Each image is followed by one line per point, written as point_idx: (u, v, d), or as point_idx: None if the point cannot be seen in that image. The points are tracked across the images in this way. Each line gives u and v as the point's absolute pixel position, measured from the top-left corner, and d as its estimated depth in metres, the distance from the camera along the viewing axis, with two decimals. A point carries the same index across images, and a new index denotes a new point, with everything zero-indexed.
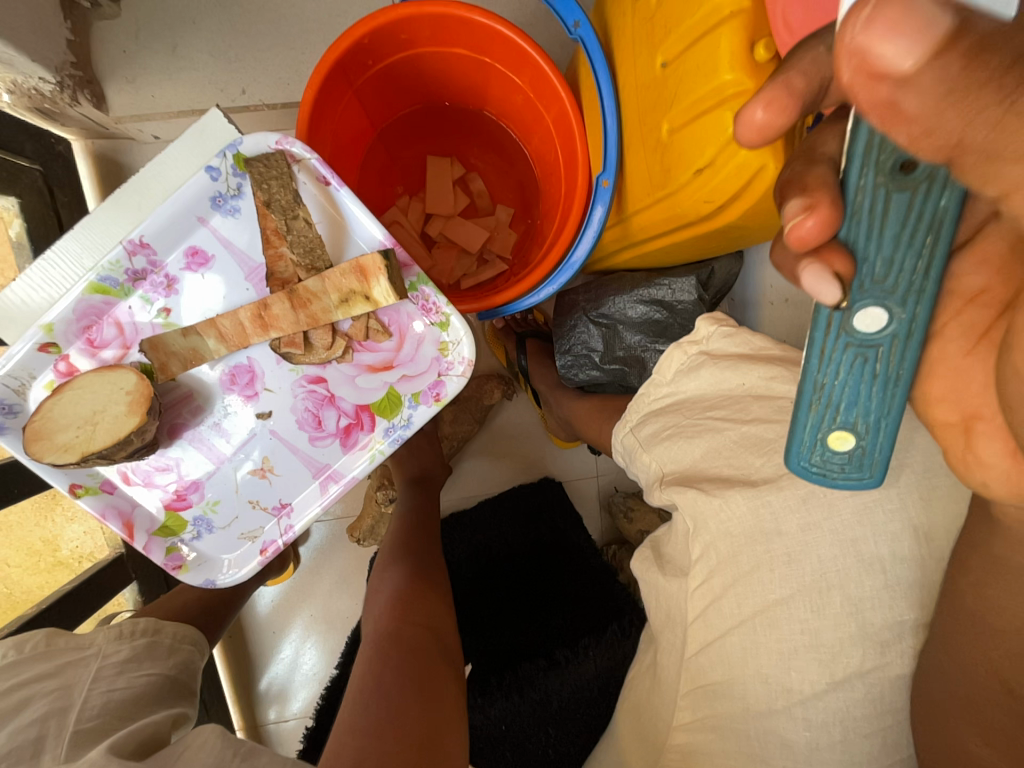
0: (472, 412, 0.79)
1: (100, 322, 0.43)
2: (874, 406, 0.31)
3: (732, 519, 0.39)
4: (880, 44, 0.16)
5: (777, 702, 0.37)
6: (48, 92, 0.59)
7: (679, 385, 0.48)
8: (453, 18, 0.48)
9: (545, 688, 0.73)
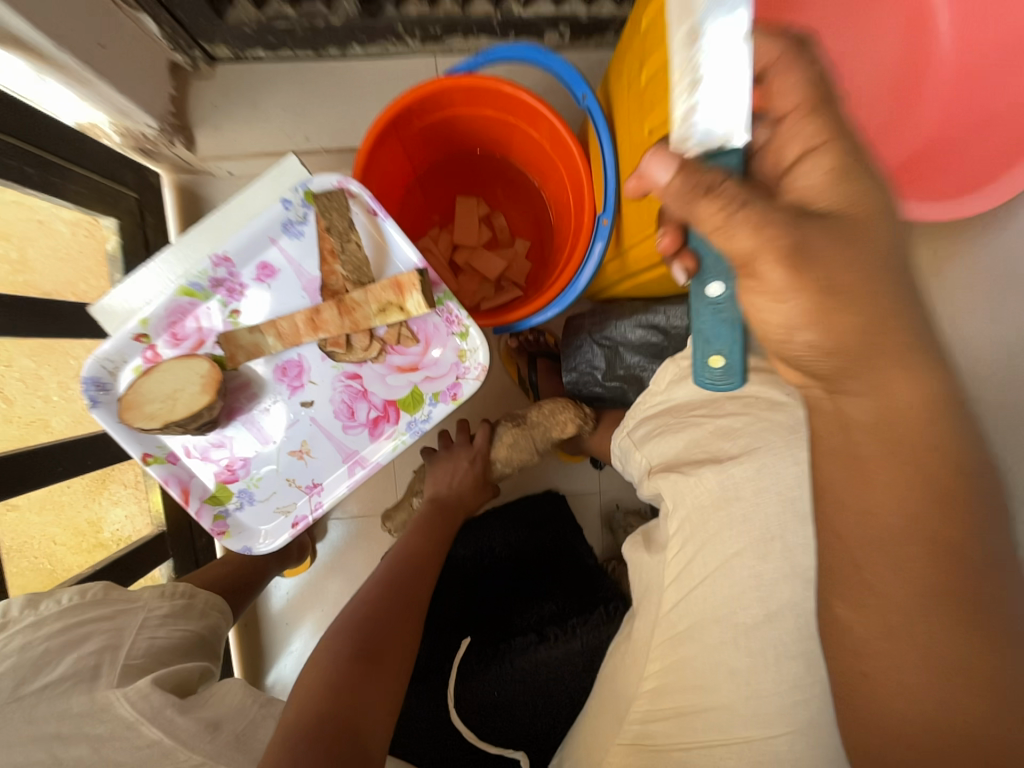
0: (529, 441, 0.74)
1: (186, 320, 0.52)
2: (731, 337, 0.39)
3: (702, 492, 0.44)
4: (656, 169, 0.33)
5: (725, 634, 0.41)
6: (152, 137, 0.73)
7: (671, 393, 0.53)
8: (486, 88, 0.58)
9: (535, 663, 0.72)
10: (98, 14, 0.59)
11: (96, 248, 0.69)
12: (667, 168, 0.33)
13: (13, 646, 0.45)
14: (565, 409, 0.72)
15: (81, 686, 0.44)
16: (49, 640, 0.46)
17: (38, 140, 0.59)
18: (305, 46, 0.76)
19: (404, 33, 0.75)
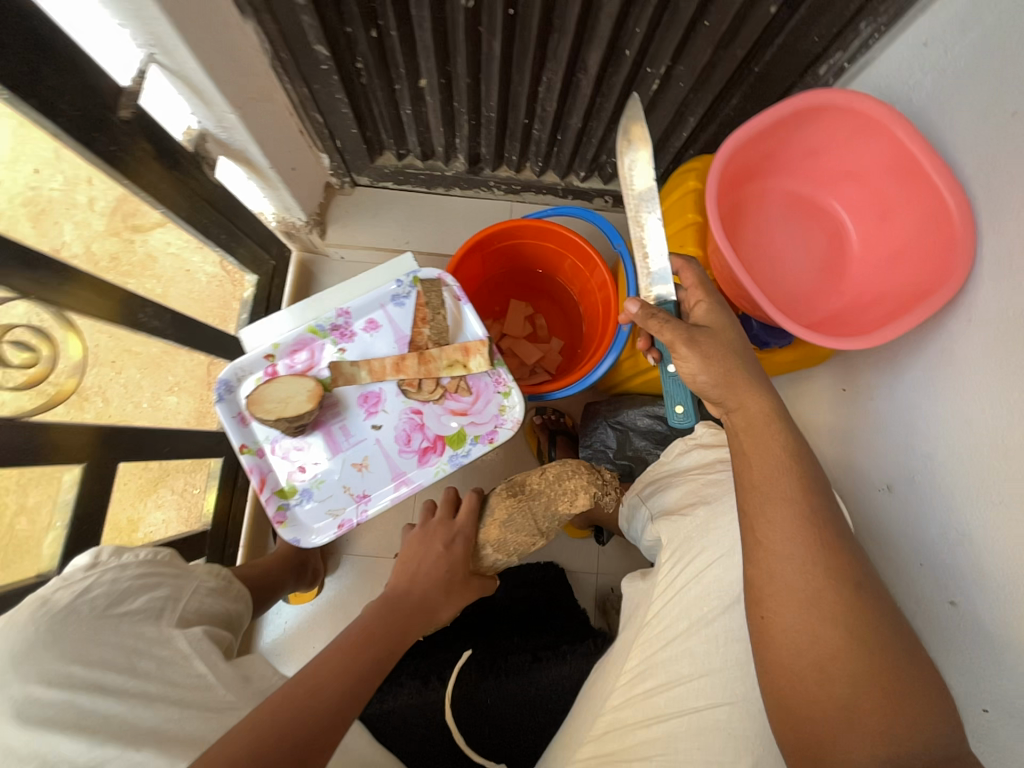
0: (533, 521, 0.67)
1: (305, 349, 0.70)
2: (683, 391, 0.61)
3: (689, 520, 0.56)
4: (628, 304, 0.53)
5: (690, 625, 0.51)
6: (299, 225, 0.99)
7: (677, 462, 0.65)
8: (551, 230, 0.82)
9: (526, 678, 0.70)
10: (298, 149, 0.87)
11: (235, 292, 0.91)
12: (633, 304, 0.52)
13: (102, 578, 0.50)
14: (574, 483, 0.68)
15: (150, 622, 0.49)
16: (132, 579, 0.51)
17: (234, 216, 0.83)
18: (421, 185, 1.05)
19: (493, 186, 1.04)
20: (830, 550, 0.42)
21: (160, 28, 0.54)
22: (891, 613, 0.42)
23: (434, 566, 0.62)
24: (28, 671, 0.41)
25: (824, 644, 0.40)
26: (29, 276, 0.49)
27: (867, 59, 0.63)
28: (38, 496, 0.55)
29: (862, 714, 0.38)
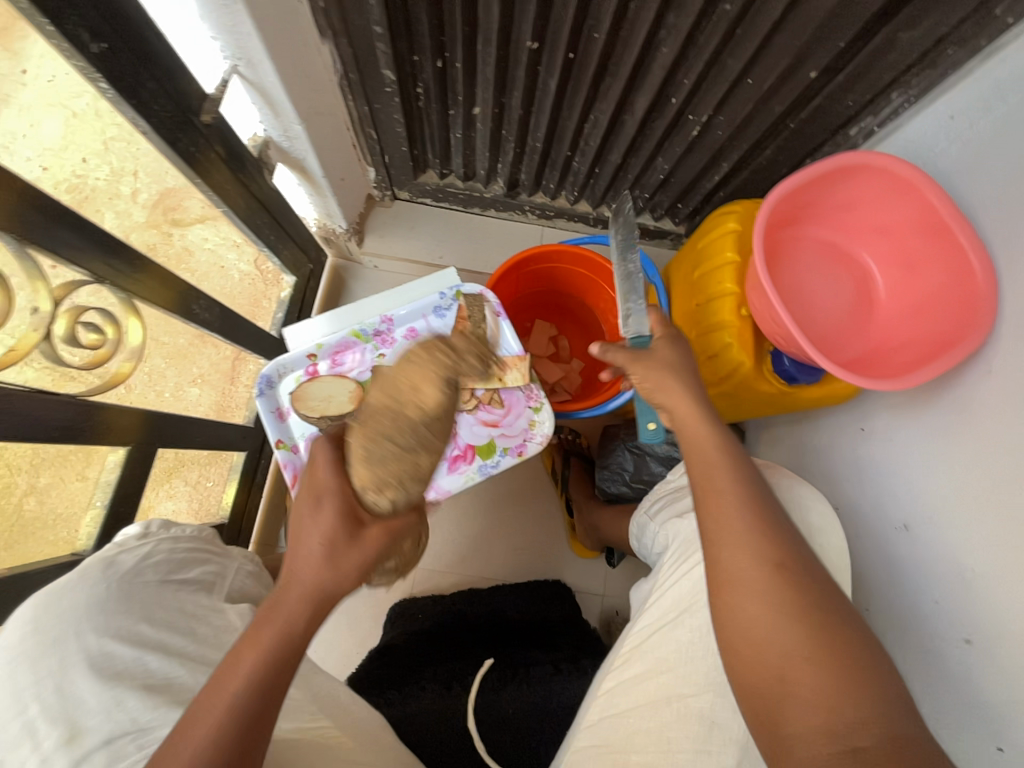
0: (396, 447, 0.54)
1: (347, 353, 0.72)
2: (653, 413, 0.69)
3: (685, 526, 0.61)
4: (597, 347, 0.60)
5: (680, 618, 0.56)
6: (339, 233, 1.03)
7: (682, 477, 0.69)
8: (586, 256, 0.86)
9: (548, 685, 0.69)
10: (349, 161, 0.91)
11: (273, 292, 0.94)
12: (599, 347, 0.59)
13: (158, 546, 0.53)
14: (414, 384, 0.56)
15: (202, 593, 0.53)
16: (186, 550, 0.55)
17: (283, 219, 0.87)
18: (458, 203, 1.10)
19: (528, 210, 1.09)
20: (751, 532, 0.48)
21: (250, 42, 0.58)
22: (825, 590, 0.45)
23: (309, 560, 0.47)
24: (101, 622, 0.44)
25: (761, 623, 0.44)
26: (107, 261, 0.51)
27: (896, 124, 0.68)
28: (49, 478, 0.52)
29: (805, 687, 0.41)
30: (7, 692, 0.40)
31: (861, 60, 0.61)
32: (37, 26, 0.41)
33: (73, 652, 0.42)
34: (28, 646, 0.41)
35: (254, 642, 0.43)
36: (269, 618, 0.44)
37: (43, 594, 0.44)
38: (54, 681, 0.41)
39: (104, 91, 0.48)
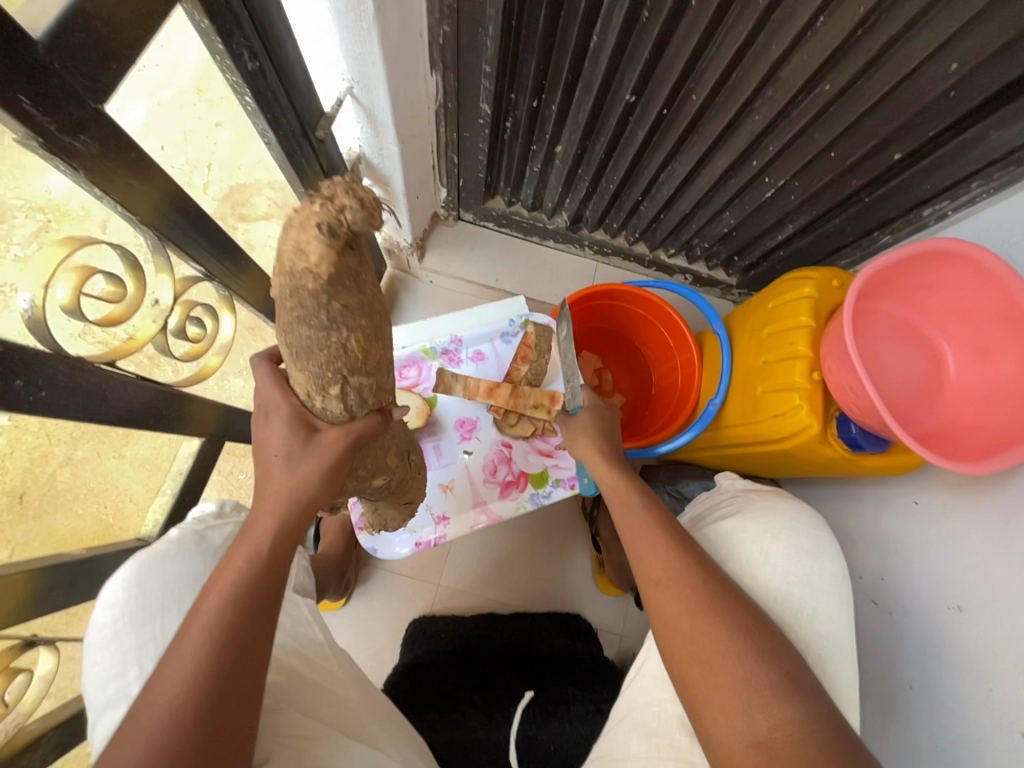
0: (313, 332, 0.36)
1: (415, 368, 0.76)
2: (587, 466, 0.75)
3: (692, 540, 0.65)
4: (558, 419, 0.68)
5: None
6: (403, 246, 1.06)
7: (699, 508, 0.73)
8: (648, 299, 0.87)
9: (591, 724, 0.69)
10: (426, 181, 0.94)
11: None
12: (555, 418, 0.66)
13: (239, 528, 0.55)
14: (296, 244, 0.32)
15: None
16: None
17: None
18: (519, 231, 1.13)
19: (586, 245, 1.12)
20: (642, 553, 0.55)
21: (372, 70, 0.60)
22: (720, 593, 0.50)
23: (280, 480, 0.44)
24: (194, 595, 0.47)
25: (667, 634, 0.50)
26: (219, 260, 0.53)
27: (971, 211, 0.70)
28: (86, 451, 0.47)
29: (711, 685, 0.46)
30: (112, 653, 0.43)
31: (945, 150, 0.64)
32: (209, 45, 0.45)
33: (173, 621, 0.45)
34: (133, 611, 0.44)
35: (224, 572, 0.42)
36: (239, 546, 0.44)
37: (145, 560, 0.47)
38: (155, 646, 0.44)
39: (245, 104, 0.52)
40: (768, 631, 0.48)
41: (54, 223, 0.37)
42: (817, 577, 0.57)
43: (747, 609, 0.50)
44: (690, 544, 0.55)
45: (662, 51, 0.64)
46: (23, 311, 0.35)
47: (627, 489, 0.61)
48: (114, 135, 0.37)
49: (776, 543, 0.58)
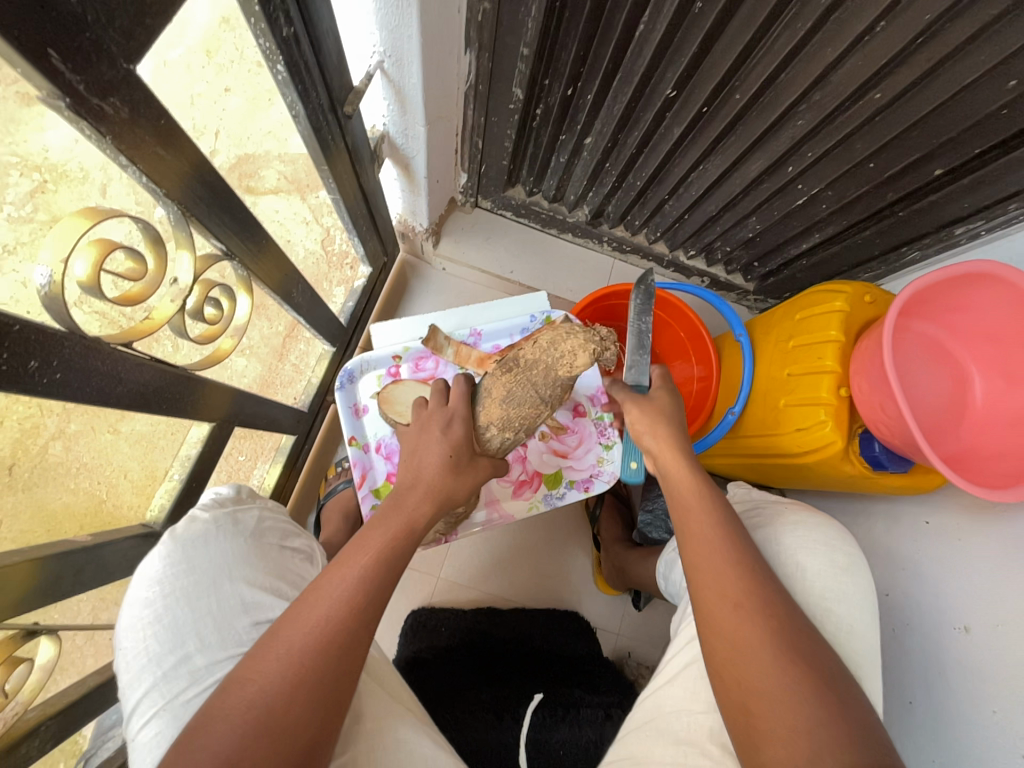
0: (535, 394, 0.58)
1: (430, 362, 0.73)
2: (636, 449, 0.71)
3: None
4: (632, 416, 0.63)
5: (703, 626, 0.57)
6: (417, 230, 1.03)
7: None
8: (670, 302, 0.86)
9: (599, 729, 0.68)
10: (447, 165, 0.91)
11: (349, 278, 0.94)
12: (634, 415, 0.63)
13: (263, 512, 0.56)
14: (571, 348, 0.55)
15: (307, 562, 0.57)
16: (285, 519, 0.59)
17: (375, 213, 0.87)
18: (537, 222, 1.11)
19: (604, 241, 1.10)
20: (718, 569, 0.51)
21: (407, 45, 0.57)
22: (797, 631, 0.48)
23: (426, 493, 0.51)
24: (241, 572, 0.50)
25: (734, 653, 0.47)
26: (239, 238, 0.50)
27: (1005, 233, 0.68)
28: (80, 424, 0.41)
29: (776, 714, 0.44)
30: (167, 628, 0.45)
31: (989, 170, 0.63)
32: (244, 7, 0.42)
33: (225, 597, 0.48)
34: (183, 588, 0.47)
35: (339, 581, 0.44)
36: (351, 556, 0.46)
37: (188, 540, 0.49)
38: (210, 620, 0.46)
39: (277, 74, 0.49)
40: (841, 681, 0.46)
41: (50, 183, 0.32)
42: (853, 593, 0.56)
43: (821, 653, 0.47)
44: (771, 575, 0.52)
45: (711, 46, 0.61)
46: (39, 287, 0.33)
47: (707, 501, 0.56)
48: (144, 99, 0.34)
49: (813, 558, 0.57)
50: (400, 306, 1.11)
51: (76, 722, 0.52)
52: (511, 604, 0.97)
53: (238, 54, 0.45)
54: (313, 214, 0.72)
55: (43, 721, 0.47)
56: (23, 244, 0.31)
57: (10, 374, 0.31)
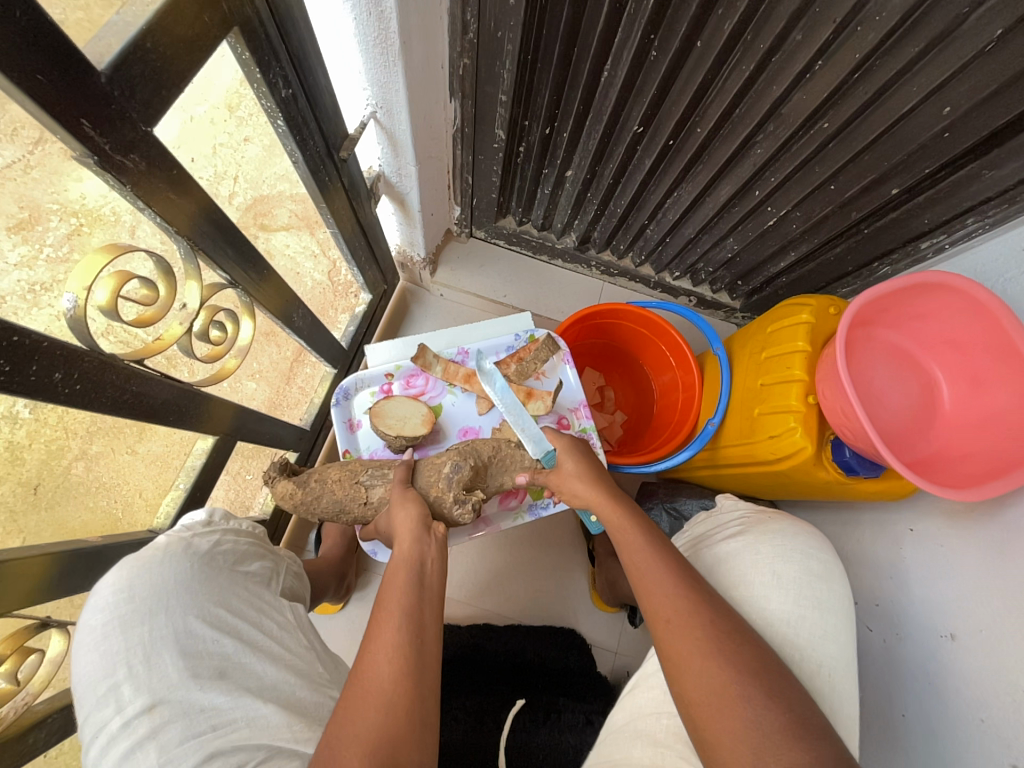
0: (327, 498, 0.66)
1: (423, 376, 0.78)
2: None
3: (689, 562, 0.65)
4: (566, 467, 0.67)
5: None
6: (416, 261, 1.10)
7: (693, 527, 0.73)
8: (653, 320, 0.89)
9: (580, 736, 0.70)
10: (441, 200, 0.98)
11: (351, 305, 1.00)
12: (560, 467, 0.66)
13: (225, 536, 0.57)
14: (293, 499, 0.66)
15: (262, 586, 0.57)
16: (247, 543, 0.59)
17: (374, 245, 0.94)
18: (528, 249, 1.17)
19: (593, 266, 1.16)
20: (650, 589, 0.53)
21: (396, 96, 0.64)
22: (727, 631, 0.49)
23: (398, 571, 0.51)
24: (184, 602, 0.48)
25: (679, 673, 0.48)
26: (244, 271, 0.57)
27: (969, 245, 0.71)
28: (100, 446, 0.47)
29: (726, 731, 0.44)
30: (101, 654, 0.44)
31: (943, 187, 0.67)
32: (249, 75, 0.49)
33: (161, 626, 0.46)
34: (120, 614, 0.45)
35: (369, 692, 0.42)
36: (372, 660, 0.44)
37: (133, 567, 0.47)
38: (142, 650, 0.45)
39: (278, 127, 0.55)
40: (775, 671, 0.47)
41: (86, 227, 0.38)
42: (829, 601, 0.56)
43: (759, 650, 0.49)
44: (698, 581, 0.53)
45: (670, 86, 0.67)
46: (65, 311, 0.38)
47: (647, 533, 0.58)
48: (159, 154, 0.40)
49: (789, 566, 0.57)
50: (401, 330, 1.17)
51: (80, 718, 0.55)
52: (506, 620, 0.97)
53: (256, 108, 0.52)
54: (320, 248, 0.79)
55: (51, 713, 0.50)
56: (57, 281, 0.37)
57: (38, 385, 0.37)
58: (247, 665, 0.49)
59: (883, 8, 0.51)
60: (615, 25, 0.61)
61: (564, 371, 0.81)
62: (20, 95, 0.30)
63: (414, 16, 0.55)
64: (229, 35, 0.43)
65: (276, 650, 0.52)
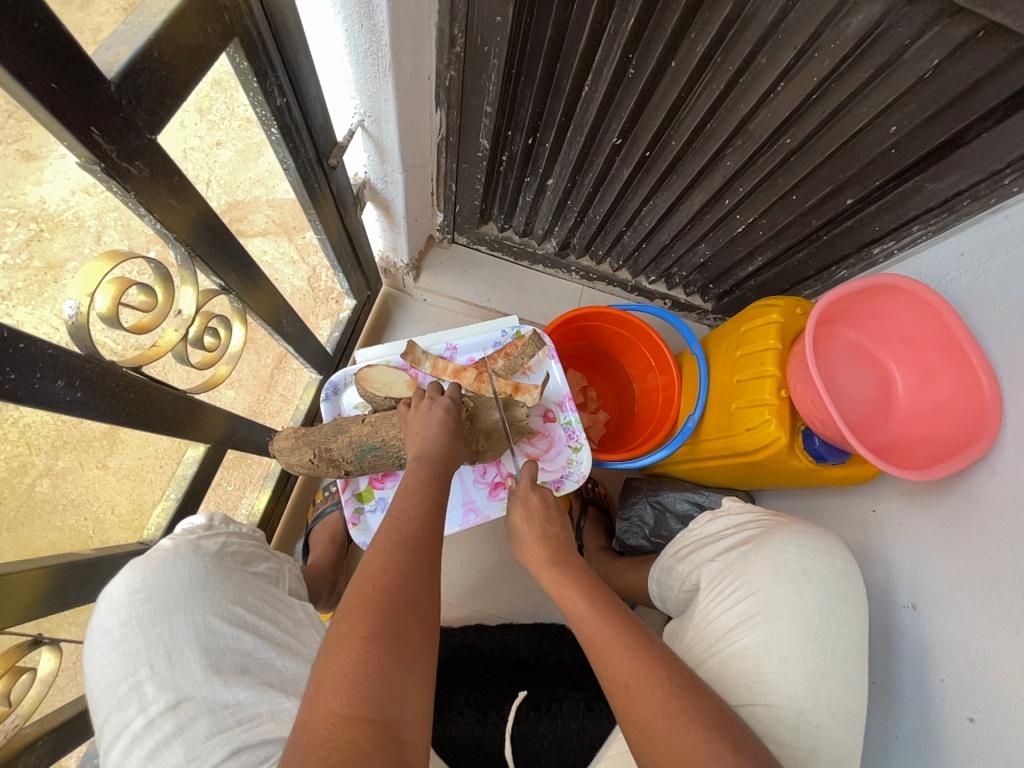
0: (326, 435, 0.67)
1: (412, 370, 0.78)
2: None
3: (713, 564, 0.67)
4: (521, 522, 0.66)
5: (724, 631, 0.59)
6: (400, 267, 1.11)
7: (703, 527, 0.76)
8: (634, 323, 0.94)
9: (581, 721, 0.72)
10: (424, 207, 1.00)
11: (334, 311, 1.00)
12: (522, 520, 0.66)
13: (230, 539, 0.56)
14: (289, 451, 0.67)
15: (271, 584, 0.57)
16: (251, 545, 0.59)
17: (358, 252, 0.95)
18: (510, 255, 1.20)
19: (573, 270, 1.20)
20: (605, 657, 0.51)
21: (385, 106, 0.65)
22: (685, 690, 0.48)
23: (415, 475, 0.53)
24: (198, 601, 0.48)
25: (649, 738, 0.46)
26: (238, 274, 0.56)
27: (914, 250, 0.78)
28: (68, 461, 0.43)
29: None
30: (120, 654, 0.44)
31: (891, 197, 0.73)
32: (245, 84, 0.50)
33: (180, 624, 0.46)
34: (138, 613, 0.45)
35: (399, 540, 0.44)
36: (386, 544, 0.44)
37: (146, 565, 0.47)
38: (163, 648, 0.44)
39: (270, 135, 0.56)
40: (734, 720, 0.47)
41: (46, 232, 0.34)
42: (853, 594, 0.59)
43: (719, 700, 0.48)
44: (649, 639, 0.52)
45: (645, 103, 0.71)
46: (68, 317, 0.38)
47: (595, 593, 0.57)
48: (161, 161, 0.40)
49: (817, 563, 0.59)
50: (384, 335, 1.18)
51: (70, 741, 0.52)
52: (499, 620, 0.99)
53: (229, 111, 0.50)
54: (299, 254, 0.77)
55: (41, 737, 0.49)
56: (11, 290, 0.33)
57: (43, 393, 0.36)
58: (268, 661, 0.49)
59: (837, 37, 0.56)
60: (596, 43, 0.65)
61: (552, 366, 0.85)
62: (32, 102, 0.30)
63: (404, 28, 0.56)
64: (229, 45, 0.44)
65: (294, 645, 0.53)
